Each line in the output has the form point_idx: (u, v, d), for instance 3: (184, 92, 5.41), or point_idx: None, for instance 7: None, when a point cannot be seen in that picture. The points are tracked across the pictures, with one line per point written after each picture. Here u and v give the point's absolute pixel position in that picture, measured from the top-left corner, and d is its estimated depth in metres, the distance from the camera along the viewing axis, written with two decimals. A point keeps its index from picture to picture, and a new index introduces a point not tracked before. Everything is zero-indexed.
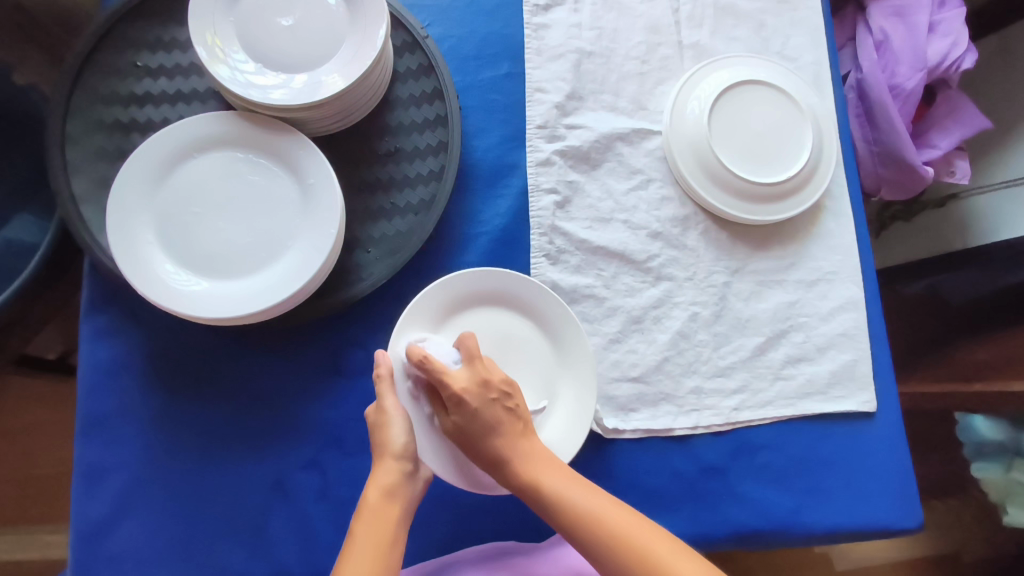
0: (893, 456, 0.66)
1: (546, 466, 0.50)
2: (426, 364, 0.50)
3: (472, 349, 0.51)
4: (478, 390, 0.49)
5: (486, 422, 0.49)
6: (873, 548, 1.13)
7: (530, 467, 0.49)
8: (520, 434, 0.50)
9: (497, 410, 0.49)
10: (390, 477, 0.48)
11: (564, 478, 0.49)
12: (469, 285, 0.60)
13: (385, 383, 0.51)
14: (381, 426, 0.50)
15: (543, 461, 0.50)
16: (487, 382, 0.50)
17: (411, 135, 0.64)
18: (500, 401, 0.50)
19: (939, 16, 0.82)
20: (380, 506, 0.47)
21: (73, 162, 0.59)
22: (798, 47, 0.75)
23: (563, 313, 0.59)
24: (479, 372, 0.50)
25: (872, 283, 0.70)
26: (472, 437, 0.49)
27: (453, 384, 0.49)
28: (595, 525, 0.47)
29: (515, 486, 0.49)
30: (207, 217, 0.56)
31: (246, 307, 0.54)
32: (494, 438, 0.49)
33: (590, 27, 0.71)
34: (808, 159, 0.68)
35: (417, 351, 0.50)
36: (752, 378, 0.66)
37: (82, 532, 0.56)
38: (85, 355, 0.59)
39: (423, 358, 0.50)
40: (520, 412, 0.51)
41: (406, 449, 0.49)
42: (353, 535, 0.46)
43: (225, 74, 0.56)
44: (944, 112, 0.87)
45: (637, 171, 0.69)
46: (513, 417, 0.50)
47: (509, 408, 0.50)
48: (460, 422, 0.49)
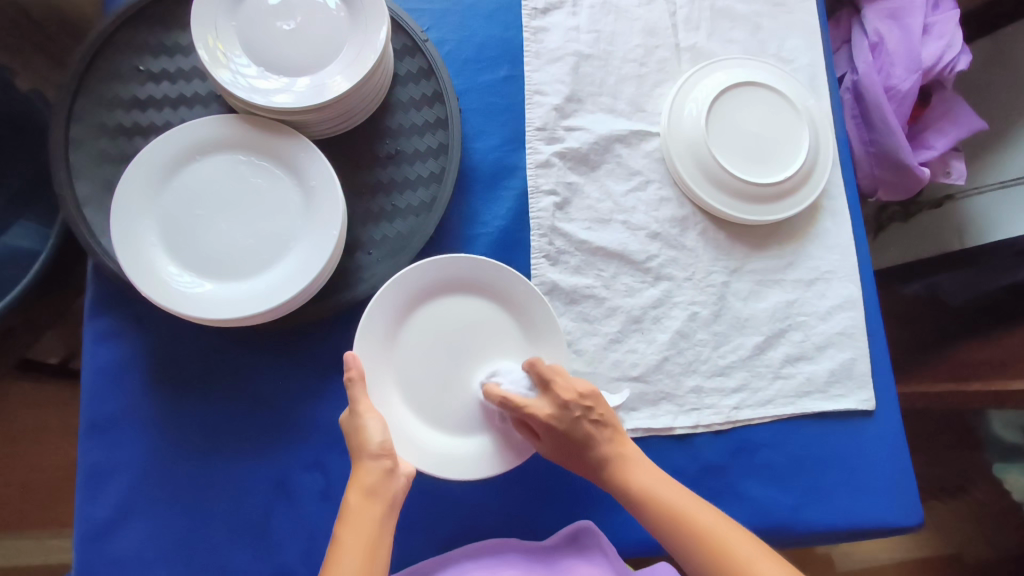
0: (893, 454, 0.66)
1: (638, 467, 0.54)
2: (507, 400, 0.54)
3: (543, 373, 0.55)
4: (560, 413, 0.53)
5: (579, 440, 0.54)
6: (874, 548, 1.13)
7: (622, 468, 0.54)
8: (612, 438, 0.54)
9: (584, 425, 0.54)
10: (370, 477, 0.48)
11: (651, 474, 0.54)
12: (432, 276, 0.60)
13: (357, 387, 0.50)
14: (357, 430, 0.50)
15: (632, 462, 0.54)
16: (565, 403, 0.53)
17: (412, 138, 0.64)
18: (584, 416, 0.54)
19: (934, 18, 0.82)
20: (361, 506, 0.47)
21: (76, 165, 0.60)
22: (795, 49, 0.76)
23: (524, 290, 0.59)
24: (557, 395, 0.54)
25: (870, 282, 0.71)
26: (571, 451, 0.54)
27: (536, 413, 0.53)
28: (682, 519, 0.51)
29: (613, 489, 0.54)
30: (208, 220, 0.57)
31: (251, 308, 0.54)
32: (590, 451, 0.54)
33: (587, 30, 0.72)
34: (805, 159, 0.69)
35: (495, 393, 0.55)
36: (752, 377, 0.66)
37: (85, 534, 0.57)
38: (88, 357, 0.59)
39: (503, 398, 0.54)
40: (606, 418, 0.55)
41: (384, 447, 0.49)
42: (337, 540, 0.46)
43: (228, 79, 0.56)
44: (939, 114, 0.88)
45: (636, 172, 0.69)
46: (599, 427, 0.54)
47: (595, 420, 0.54)
48: (556, 445, 0.54)
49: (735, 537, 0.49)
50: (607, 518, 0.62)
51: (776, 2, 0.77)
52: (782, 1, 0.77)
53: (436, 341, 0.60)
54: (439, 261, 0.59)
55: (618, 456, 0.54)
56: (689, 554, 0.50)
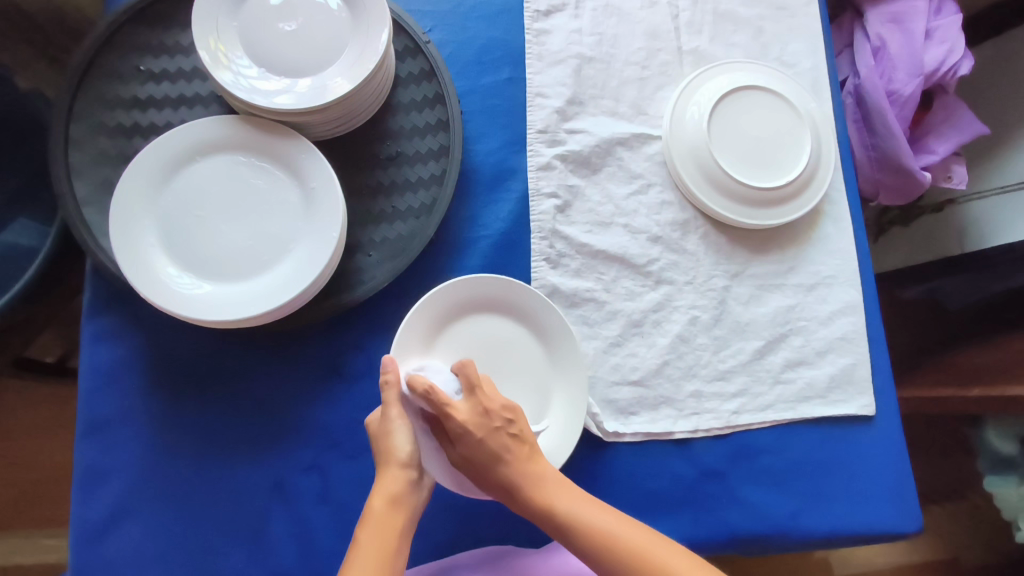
0: (892, 460, 0.66)
1: (560, 493, 0.49)
2: (431, 395, 0.48)
3: (471, 376, 0.50)
4: (479, 420, 0.48)
5: (492, 453, 0.48)
6: (874, 553, 1.12)
7: (535, 489, 0.49)
8: (527, 457, 0.50)
9: (502, 438, 0.49)
10: (395, 485, 0.48)
11: (573, 497, 0.49)
12: (462, 294, 0.59)
13: (392, 392, 0.50)
14: (386, 435, 0.50)
15: (553, 483, 0.49)
16: (487, 411, 0.49)
17: (413, 140, 0.64)
18: (502, 429, 0.49)
19: (936, 23, 0.82)
20: (386, 514, 0.47)
21: (76, 165, 0.59)
22: (797, 53, 0.76)
23: (556, 319, 0.60)
24: (481, 402, 0.49)
25: (870, 287, 0.71)
26: (480, 466, 0.49)
27: (455, 416, 0.48)
28: (615, 544, 0.46)
29: (529, 511, 0.49)
30: (209, 221, 0.57)
31: (250, 310, 0.54)
32: (502, 468, 0.49)
33: (590, 32, 0.71)
34: (807, 163, 0.69)
35: (419, 382, 0.48)
36: (752, 382, 0.66)
37: (81, 536, 0.56)
38: (86, 358, 0.59)
39: (427, 389, 0.48)
40: (525, 435, 0.50)
41: (412, 457, 0.49)
42: (357, 542, 0.46)
43: (229, 80, 0.56)
44: (940, 118, 0.88)
45: (637, 176, 0.69)
46: (519, 443, 0.49)
47: (513, 434, 0.49)
48: (468, 453, 0.49)
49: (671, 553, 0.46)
50: None
51: (778, 7, 0.76)
52: (785, 5, 0.77)
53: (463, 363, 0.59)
54: (471, 280, 0.59)
55: (535, 475, 0.49)
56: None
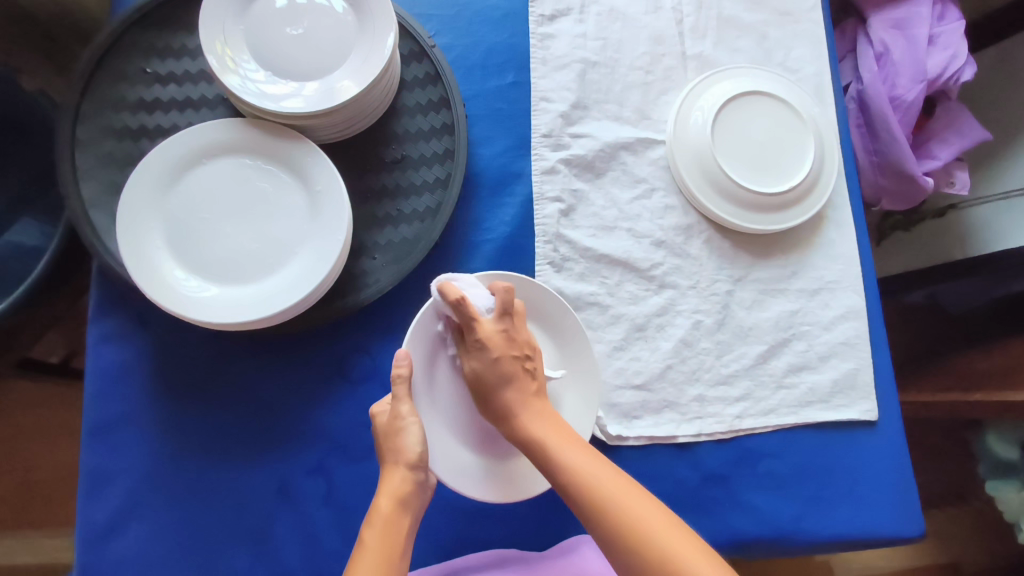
0: (894, 465, 0.66)
1: (558, 438, 0.50)
2: (461, 306, 0.52)
3: (508, 304, 0.53)
4: (503, 343, 0.53)
5: (500, 374, 0.52)
6: (874, 556, 1.12)
7: (530, 420, 0.51)
8: (532, 393, 0.53)
9: (516, 366, 0.53)
10: (403, 486, 0.48)
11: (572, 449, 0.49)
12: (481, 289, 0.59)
13: (404, 386, 0.52)
14: (394, 435, 0.50)
15: (549, 420, 0.52)
16: (513, 339, 0.53)
17: (418, 143, 0.64)
18: (520, 359, 0.53)
19: (939, 28, 0.82)
20: (392, 515, 0.47)
21: (82, 167, 0.60)
22: (801, 58, 0.76)
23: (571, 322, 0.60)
24: (509, 329, 0.53)
25: (873, 293, 0.71)
26: (485, 384, 0.52)
27: (481, 330, 0.52)
28: (595, 495, 0.46)
29: (516, 438, 0.52)
30: (215, 224, 0.57)
31: (256, 312, 0.54)
32: (509, 390, 0.52)
33: (594, 37, 0.72)
34: (810, 168, 0.69)
35: (453, 290, 0.52)
36: (755, 386, 0.66)
37: (86, 537, 0.56)
38: (92, 359, 0.59)
39: (459, 298, 0.52)
40: (537, 374, 0.54)
41: (421, 458, 0.50)
42: (361, 542, 0.46)
43: (237, 84, 0.56)
44: (943, 124, 0.88)
45: (641, 180, 0.70)
46: (528, 376, 0.53)
47: (527, 368, 0.53)
48: (479, 367, 0.52)
49: (640, 502, 0.46)
50: None
51: (781, 12, 0.77)
52: (788, 11, 0.77)
53: None
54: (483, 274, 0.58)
55: (536, 407, 0.52)
56: (586, 512, 0.46)
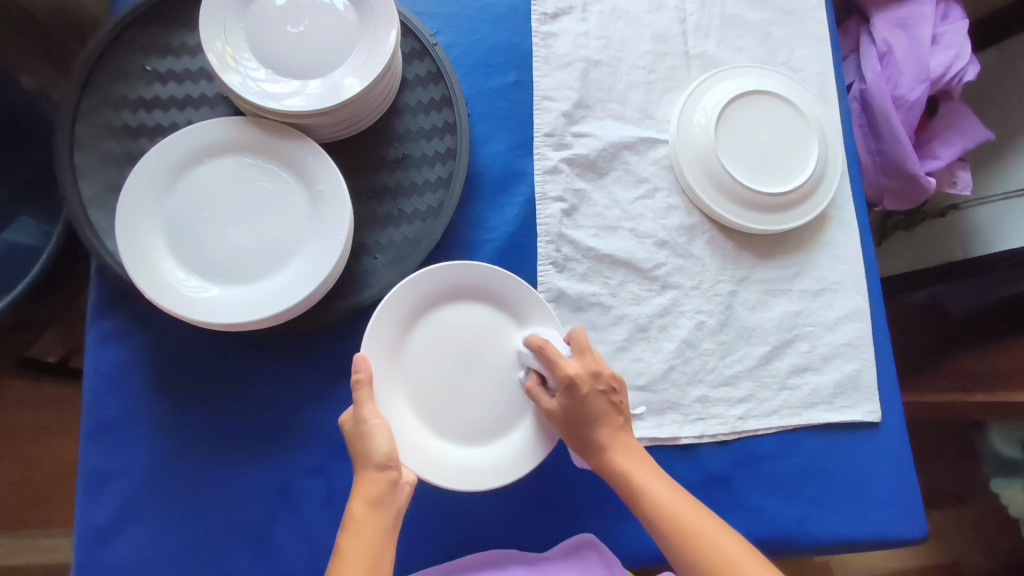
0: (898, 466, 0.66)
1: (644, 473, 0.53)
2: (544, 351, 0.54)
3: (582, 343, 0.55)
4: (589, 379, 0.53)
5: (591, 412, 0.53)
6: (876, 556, 1.11)
7: (619, 456, 0.53)
8: (620, 426, 0.54)
9: (604, 401, 0.54)
10: (376, 488, 0.48)
11: (654, 478, 0.53)
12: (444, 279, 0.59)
13: (364, 390, 0.51)
14: (362, 438, 0.49)
15: (634, 454, 0.54)
16: (598, 373, 0.54)
17: (420, 142, 0.64)
18: (607, 393, 0.54)
19: (943, 28, 0.82)
20: (365, 517, 0.46)
21: (82, 166, 0.59)
22: (804, 58, 0.76)
23: (535, 308, 0.59)
24: (590, 363, 0.54)
25: (876, 294, 0.71)
26: (576, 422, 0.53)
27: (567, 368, 0.53)
28: (681, 531, 0.50)
29: (605, 473, 0.54)
30: (214, 224, 0.56)
31: (256, 313, 0.54)
32: (599, 427, 0.53)
33: (597, 36, 0.71)
34: (814, 169, 0.69)
35: (536, 339, 0.55)
36: (758, 387, 0.66)
37: (85, 538, 0.56)
38: (91, 359, 0.59)
39: (542, 345, 0.54)
40: (623, 406, 0.55)
41: (389, 457, 0.49)
42: (339, 549, 0.46)
43: (238, 82, 0.56)
44: (947, 124, 0.88)
45: (643, 180, 0.69)
46: (615, 410, 0.54)
47: (613, 401, 0.54)
48: (569, 404, 0.53)
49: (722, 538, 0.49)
50: (610, 528, 0.61)
51: (785, 11, 0.76)
52: (792, 10, 0.77)
53: (439, 350, 0.59)
54: (443, 268, 0.58)
55: (623, 441, 0.54)
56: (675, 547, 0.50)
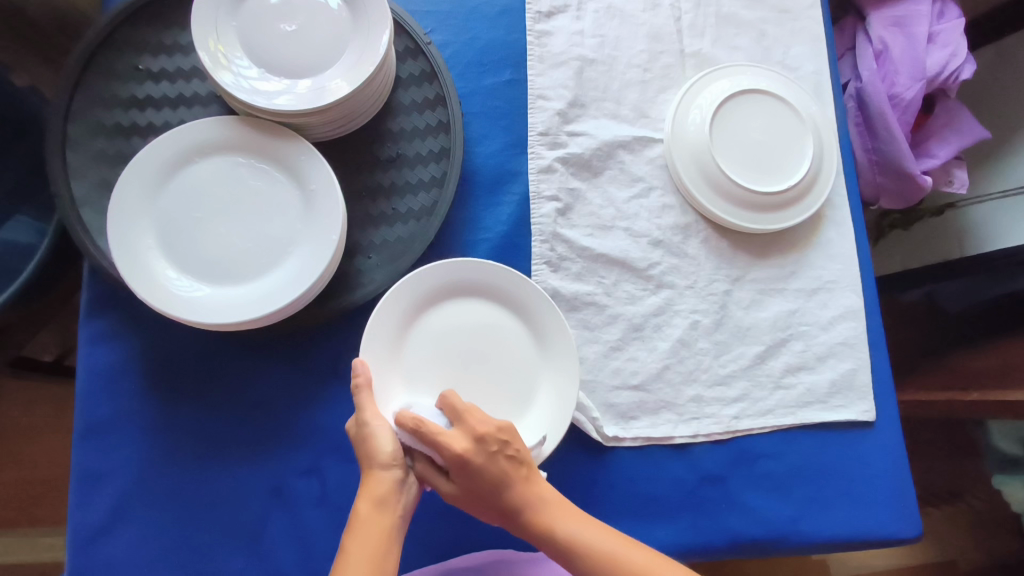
0: (892, 465, 0.66)
1: (571, 521, 0.49)
2: (420, 430, 0.48)
3: (457, 405, 0.49)
4: (476, 447, 0.48)
5: (492, 480, 0.48)
6: (872, 555, 1.11)
7: (542, 514, 0.49)
8: (527, 478, 0.49)
9: (500, 461, 0.48)
10: (381, 488, 0.47)
11: (572, 516, 0.50)
12: (456, 274, 0.59)
13: (363, 395, 0.50)
14: (366, 439, 0.49)
15: (552, 503, 0.49)
16: (482, 436, 0.48)
17: (414, 141, 0.64)
18: (500, 451, 0.48)
19: (939, 26, 0.82)
20: (370, 517, 0.46)
21: (73, 165, 0.59)
22: (799, 56, 0.75)
23: (560, 323, 0.58)
24: (472, 427, 0.48)
25: (871, 293, 0.71)
26: (481, 494, 0.48)
27: (451, 445, 0.47)
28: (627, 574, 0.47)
29: (531, 536, 0.49)
30: (206, 223, 0.56)
31: (249, 312, 0.54)
32: (505, 493, 0.48)
33: (592, 35, 0.71)
34: (809, 168, 0.68)
35: (408, 417, 0.48)
36: (753, 387, 0.66)
37: (78, 539, 0.56)
38: (83, 359, 0.58)
39: (416, 422, 0.48)
40: (522, 454, 0.50)
41: (394, 457, 0.48)
42: (344, 550, 0.45)
43: (230, 81, 0.55)
44: (942, 122, 0.88)
45: (638, 179, 0.69)
46: (516, 464, 0.49)
47: (511, 455, 0.49)
48: (468, 483, 0.48)
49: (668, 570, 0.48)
50: None
51: (780, 10, 0.76)
52: (787, 8, 0.76)
53: (446, 341, 0.59)
54: (438, 266, 0.58)
55: (537, 495, 0.49)
56: None
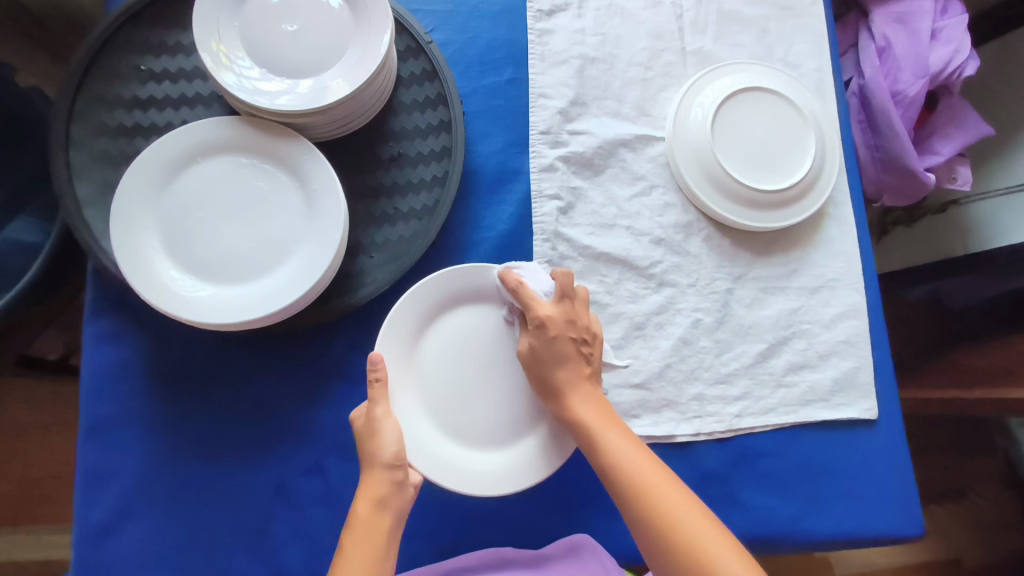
0: (894, 463, 0.66)
1: (598, 420, 0.53)
2: (519, 290, 0.56)
3: (565, 286, 0.55)
4: (562, 323, 0.55)
5: (558, 353, 0.55)
6: (876, 552, 1.11)
7: (576, 402, 0.54)
8: (586, 376, 0.56)
9: (572, 348, 0.55)
10: (381, 488, 0.48)
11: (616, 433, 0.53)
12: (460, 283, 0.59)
13: (380, 389, 0.51)
14: (372, 436, 0.49)
15: (595, 404, 0.55)
16: (572, 321, 0.55)
17: (415, 141, 0.64)
18: (577, 341, 0.55)
19: (942, 23, 0.82)
20: (370, 518, 0.47)
21: (76, 166, 0.59)
22: (802, 53, 0.75)
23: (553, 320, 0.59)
24: (569, 311, 0.56)
25: (874, 290, 0.71)
26: (542, 358, 0.55)
27: (539, 309, 0.55)
28: (627, 479, 0.50)
29: (560, 415, 0.55)
30: (211, 224, 0.56)
31: (252, 313, 0.54)
32: (560, 369, 0.55)
33: (593, 33, 0.71)
34: (811, 166, 0.68)
35: (512, 277, 0.56)
36: (755, 385, 0.66)
37: (83, 537, 0.56)
38: (89, 359, 0.59)
39: (518, 284, 0.56)
40: (593, 359, 0.56)
41: (397, 457, 0.49)
42: (342, 550, 0.46)
43: (232, 81, 0.56)
44: (945, 119, 0.87)
45: (640, 177, 0.69)
46: (583, 359, 0.56)
47: (583, 351, 0.56)
48: (535, 343, 0.55)
49: (672, 494, 0.49)
50: (606, 527, 0.62)
51: (783, 7, 0.76)
52: (790, 5, 0.76)
53: (455, 353, 0.59)
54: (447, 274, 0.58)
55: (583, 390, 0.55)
56: (622, 499, 0.50)
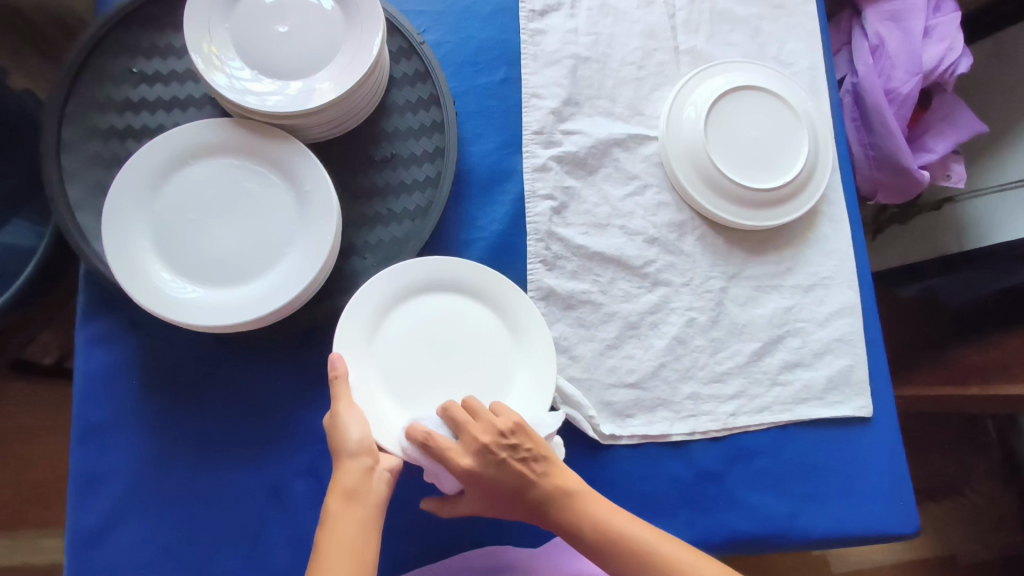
0: (890, 460, 0.66)
1: (602, 508, 0.50)
2: (428, 445, 0.49)
3: (459, 418, 0.50)
4: (480, 459, 0.48)
5: (508, 484, 0.49)
6: (874, 549, 1.11)
7: (561, 509, 0.50)
8: (546, 475, 0.50)
9: (512, 467, 0.49)
10: (351, 478, 0.47)
11: (605, 505, 0.51)
12: (427, 273, 0.59)
13: (341, 385, 0.51)
14: (337, 431, 0.49)
15: (578, 495, 0.50)
16: (485, 446, 0.48)
17: (407, 141, 0.64)
18: (509, 456, 0.49)
19: (935, 21, 0.82)
20: (341, 510, 0.46)
21: (68, 169, 0.59)
22: (795, 52, 0.75)
23: (522, 307, 0.59)
24: (474, 439, 0.49)
25: (868, 287, 0.71)
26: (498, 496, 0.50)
27: (455, 462, 0.48)
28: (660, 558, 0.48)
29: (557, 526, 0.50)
30: (202, 225, 0.56)
31: (244, 315, 0.54)
32: (524, 493, 0.50)
33: (585, 32, 0.71)
34: (803, 164, 0.68)
35: (416, 432, 0.50)
36: (749, 383, 0.66)
37: (77, 542, 0.56)
38: (81, 362, 0.59)
39: (423, 439, 0.49)
40: (538, 452, 0.50)
41: (363, 444, 0.49)
42: (319, 546, 0.45)
43: (222, 83, 0.55)
44: (939, 116, 0.87)
45: (633, 176, 0.69)
46: (528, 465, 0.49)
47: (523, 457, 0.49)
48: (479, 489, 0.49)
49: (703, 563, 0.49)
50: None
51: (776, 6, 0.76)
52: (782, 4, 0.76)
53: (416, 341, 0.58)
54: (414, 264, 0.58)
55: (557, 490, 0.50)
56: None
